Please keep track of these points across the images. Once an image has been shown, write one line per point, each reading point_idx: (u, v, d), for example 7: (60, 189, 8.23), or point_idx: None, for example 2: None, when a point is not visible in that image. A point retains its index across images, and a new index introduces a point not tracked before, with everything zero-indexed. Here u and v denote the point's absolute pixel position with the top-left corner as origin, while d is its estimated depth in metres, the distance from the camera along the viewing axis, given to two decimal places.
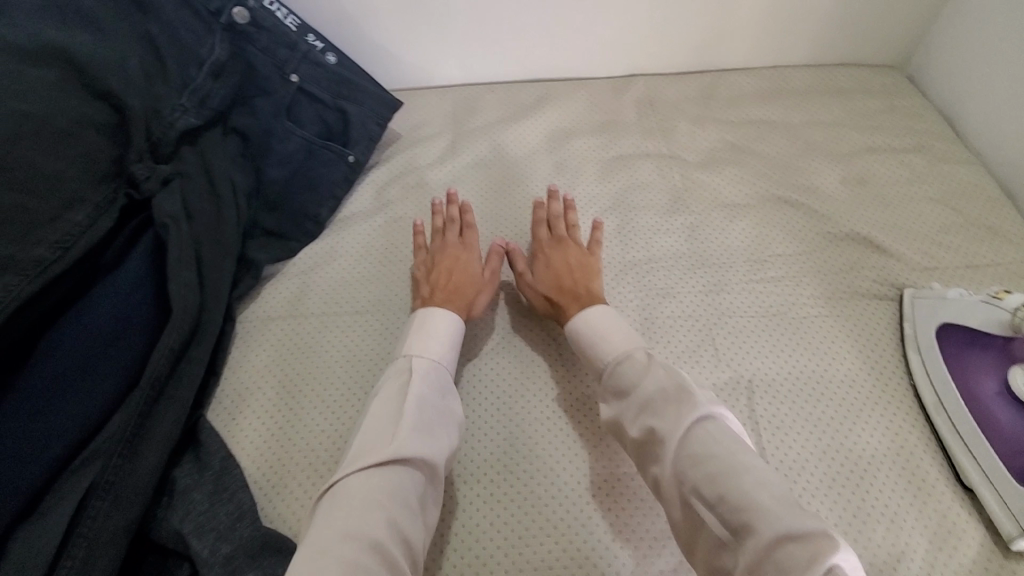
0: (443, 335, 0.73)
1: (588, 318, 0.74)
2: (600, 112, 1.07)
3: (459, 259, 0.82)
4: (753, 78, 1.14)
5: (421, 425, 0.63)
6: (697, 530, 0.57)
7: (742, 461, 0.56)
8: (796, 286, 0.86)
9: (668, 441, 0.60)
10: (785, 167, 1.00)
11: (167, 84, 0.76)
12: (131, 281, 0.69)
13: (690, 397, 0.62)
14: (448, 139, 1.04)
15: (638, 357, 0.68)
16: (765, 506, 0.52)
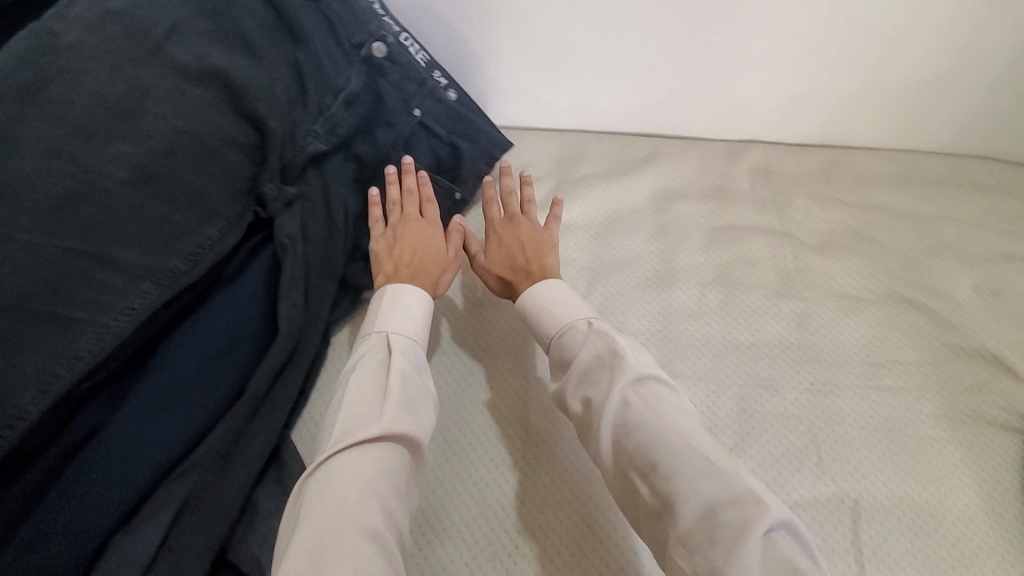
0: (417, 313, 0.75)
1: (532, 294, 0.77)
2: (712, 177, 1.04)
3: (419, 232, 0.83)
4: (881, 161, 1.07)
5: (406, 402, 0.65)
6: (633, 498, 0.61)
7: (672, 426, 0.60)
8: (914, 399, 0.80)
9: (600, 409, 0.64)
10: (911, 263, 0.93)
11: (305, 109, 0.78)
12: (246, 299, 0.72)
13: (620, 365, 0.65)
14: (553, 184, 1.04)
15: (579, 329, 0.72)
16: (691, 474, 0.56)
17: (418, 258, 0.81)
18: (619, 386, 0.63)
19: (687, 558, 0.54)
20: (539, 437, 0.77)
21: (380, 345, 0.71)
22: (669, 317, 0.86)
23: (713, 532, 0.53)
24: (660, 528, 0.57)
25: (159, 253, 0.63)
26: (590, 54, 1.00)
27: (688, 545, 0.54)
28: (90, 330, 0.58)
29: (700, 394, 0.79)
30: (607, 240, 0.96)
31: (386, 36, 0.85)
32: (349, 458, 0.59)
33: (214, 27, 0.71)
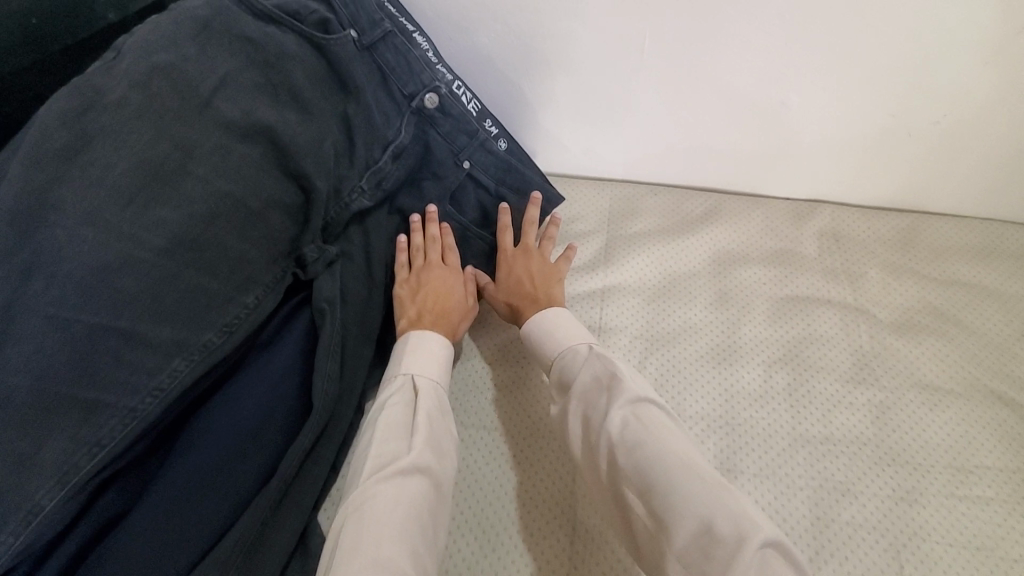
0: (443, 353, 0.73)
1: (537, 322, 0.77)
2: (775, 238, 0.97)
3: (445, 280, 0.78)
4: (962, 229, 0.98)
5: (431, 443, 0.64)
6: (630, 519, 0.61)
7: (667, 444, 0.60)
8: (1010, 515, 0.71)
9: (598, 428, 0.64)
10: (998, 349, 0.84)
11: (352, 164, 0.74)
12: (280, 369, 0.67)
13: (617, 383, 0.66)
14: (604, 240, 0.98)
15: (580, 350, 0.72)
16: (688, 493, 0.56)
17: (444, 307, 0.77)
18: (617, 405, 0.64)
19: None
20: (589, 537, 0.70)
21: (406, 386, 0.69)
22: (734, 404, 0.79)
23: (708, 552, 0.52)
24: (654, 546, 0.57)
25: (193, 326, 0.59)
26: (651, 104, 0.94)
27: (682, 563, 0.54)
28: (114, 413, 0.54)
29: (768, 496, 0.71)
30: (661, 306, 0.89)
31: (439, 87, 0.79)
32: (377, 493, 0.59)
33: (262, 78, 0.67)
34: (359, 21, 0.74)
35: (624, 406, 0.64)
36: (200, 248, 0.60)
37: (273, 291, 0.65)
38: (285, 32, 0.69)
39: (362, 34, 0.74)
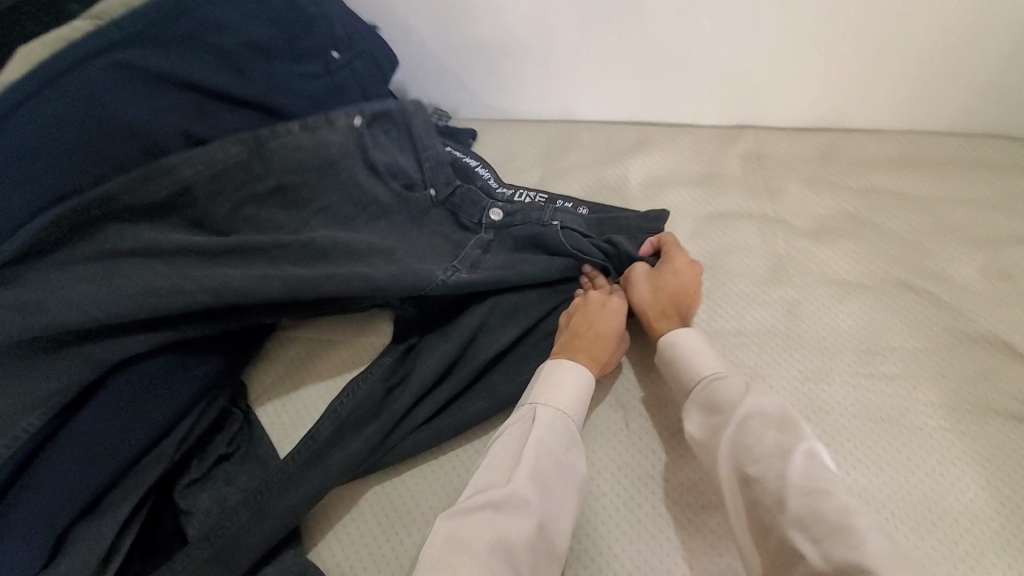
0: (575, 384, 0.71)
1: (688, 344, 0.72)
2: (702, 163, 1.01)
3: (600, 311, 0.77)
4: (882, 143, 1.01)
5: (539, 473, 0.62)
6: (789, 564, 0.53)
7: (847, 495, 0.54)
8: (914, 388, 0.73)
9: (769, 468, 0.58)
10: (913, 246, 0.87)
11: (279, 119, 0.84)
12: None
13: (796, 427, 0.60)
14: (539, 175, 1.03)
15: (733, 382, 0.67)
16: (874, 547, 0.50)
17: (591, 334, 0.75)
18: (796, 445, 0.58)
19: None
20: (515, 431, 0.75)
21: (528, 416, 0.68)
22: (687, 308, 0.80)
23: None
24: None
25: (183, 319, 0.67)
26: (574, 42, 0.99)
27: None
28: (87, 351, 0.62)
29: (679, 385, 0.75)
30: None
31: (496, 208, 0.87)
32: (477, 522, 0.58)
33: (351, 212, 0.80)
34: (442, 175, 0.86)
35: (799, 449, 0.58)
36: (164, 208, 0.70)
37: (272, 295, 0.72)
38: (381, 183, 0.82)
39: (440, 192, 0.86)
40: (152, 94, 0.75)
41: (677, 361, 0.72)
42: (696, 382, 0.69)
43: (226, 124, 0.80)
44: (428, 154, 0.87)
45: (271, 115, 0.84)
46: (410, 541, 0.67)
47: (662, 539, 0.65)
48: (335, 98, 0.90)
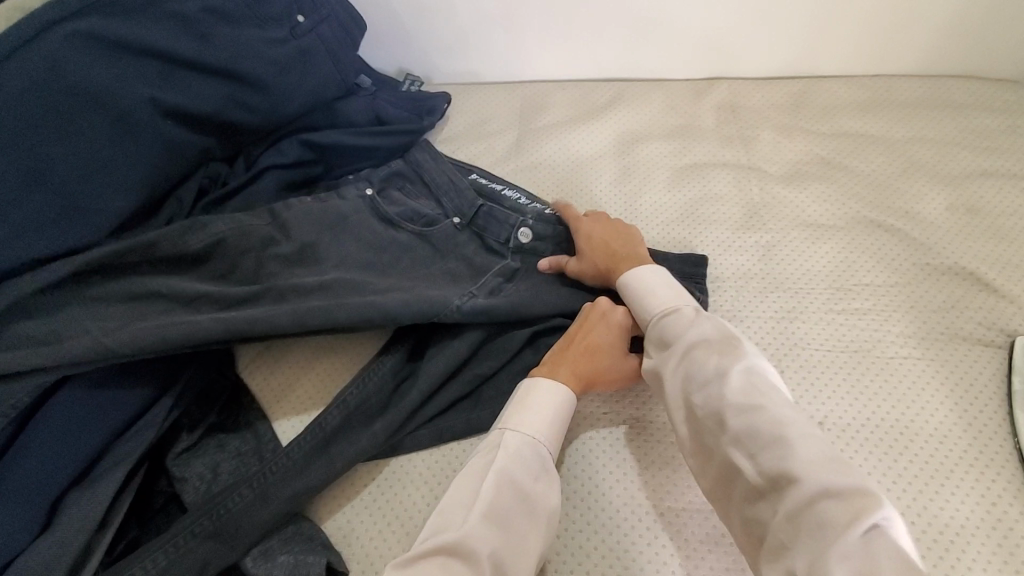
0: (549, 410, 0.64)
1: (639, 277, 0.70)
2: (675, 116, 1.01)
3: (607, 337, 0.69)
4: (851, 88, 1.03)
5: (496, 512, 0.55)
6: (734, 480, 0.54)
7: (780, 409, 0.53)
8: (885, 320, 0.76)
9: (708, 392, 0.57)
10: (882, 187, 0.89)
11: (247, 85, 0.83)
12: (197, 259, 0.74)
13: (735, 347, 0.59)
14: (514, 135, 1.02)
15: (682, 313, 0.65)
16: (808, 459, 0.49)
17: (593, 359, 0.68)
18: (731, 365, 0.57)
19: (786, 553, 0.47)
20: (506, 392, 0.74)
21: (494, 443, 0.61)
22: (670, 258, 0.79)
23: (820, 518, 0.46)
24: (765, 511, 0.50)
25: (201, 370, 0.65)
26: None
27: (793, 524, 0.47)
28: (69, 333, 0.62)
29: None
30: (571, 186, 0.95)
31: (527, 219, 0.82)
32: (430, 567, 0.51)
33: (373, 257, 0.79)
34: (461, 206, 0.83)
35: (736, 370, 0.57)
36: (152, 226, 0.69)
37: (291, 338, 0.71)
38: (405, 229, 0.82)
39: (463, 219, 0.82)
40: (113, 61, 0.74)
41: (631, 301, 0.70)
42: (647, 317, 0.68)
43: (194, 93, 0.79)
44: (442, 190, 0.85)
45: (239, 83, 0.83)
46: (403, 495, 0.68)
47: (649, 476, 0.66)
48: (304, 63, 0.88)
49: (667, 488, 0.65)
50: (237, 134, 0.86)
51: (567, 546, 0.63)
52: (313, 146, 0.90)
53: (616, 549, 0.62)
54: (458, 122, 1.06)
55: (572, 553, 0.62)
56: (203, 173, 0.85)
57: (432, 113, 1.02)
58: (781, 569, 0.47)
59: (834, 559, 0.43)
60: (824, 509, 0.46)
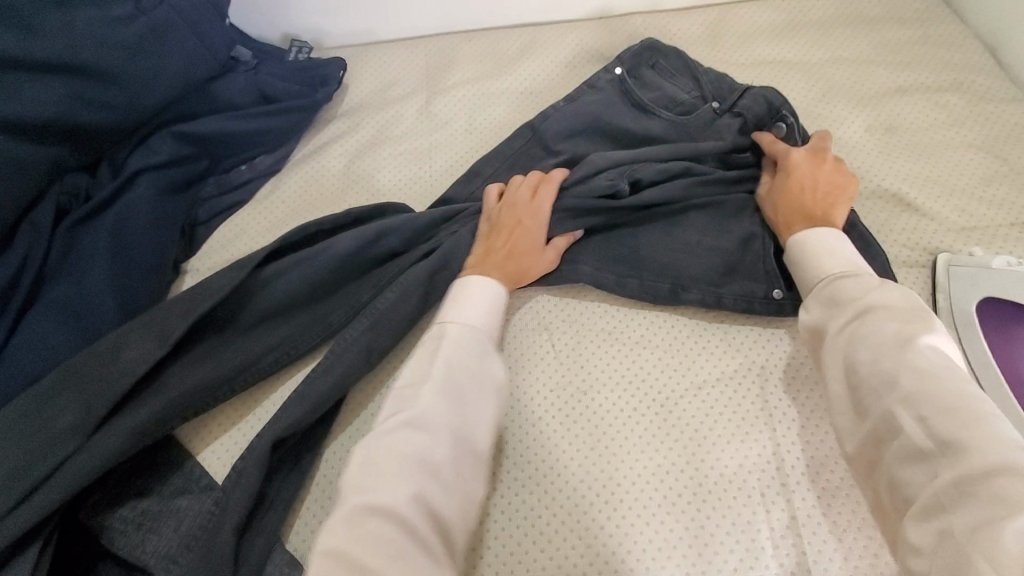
0: (484, 301, 0.64)
1: (815, 236, 0.65)
2: (592, 58, 0.95)
3: (526, 222, 0.71)
4: (767, 11, 0.99)
5: (445, 385, 0.55)
6: (884, 440, 0.51)
7: (974, 392, 0.48)
8: None
9: (886, 352, 0.53)
10: (804, 114, 0.87)
11: (96, 81, 0.72)
12: (90, 298, 0.68)
13: (926, 320, 0.54)
14: (423, 97, 0.93)
15: (865, 278, 0.59)
16: (1000, 439, 0.45)
17: (516, 249, 0.70)
18: (920, 339, 0.52)
19: (940, 516, 0.44)
20: None
21: (435, 333, 0.60)
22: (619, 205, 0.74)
23: (995, 492, 0.42)
24: (922, 477, 0.47)
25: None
26: None
27: (959, 492, 0.44)
28: None
29: (613, 321, 0.72)
30: (484, 142, 0.88)
31: (785, 115, 0.78)
32: (395, 443, 0.51)
33: (278, 259, 0.71)
34: (776, 101, 0.79)
35: (923, 342, 0.52)
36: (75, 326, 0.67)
37: (232, 370, 0.67)
38: (664, 113, 0.82)
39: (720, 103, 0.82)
40: None
41: (796, 260, 0.65)
42: (816, 277, 0.62)
43: (27, 97, 0.67)
44: (704, 71, 0.84)
45: (81, 74, 0.71)
46: None
47: (602, 448, 0.64)
48: (157, 40, 0.76)
49: (621, 457, 0.64)
50: (92, 138, 0.74)
51: (518, 520, 0.62)
52: (190, 138, 0.81)
53: (577, 528, 0.61)
54: (359, 90, 0.95)
55: (525, 525, 0.61)
56: (60, 189, 0.73)
57: (326, 83, 0.91)
58: (932, 529, 0.44)
59: (1005, 529, 0.40)
60: (1000, 486, 0.42)
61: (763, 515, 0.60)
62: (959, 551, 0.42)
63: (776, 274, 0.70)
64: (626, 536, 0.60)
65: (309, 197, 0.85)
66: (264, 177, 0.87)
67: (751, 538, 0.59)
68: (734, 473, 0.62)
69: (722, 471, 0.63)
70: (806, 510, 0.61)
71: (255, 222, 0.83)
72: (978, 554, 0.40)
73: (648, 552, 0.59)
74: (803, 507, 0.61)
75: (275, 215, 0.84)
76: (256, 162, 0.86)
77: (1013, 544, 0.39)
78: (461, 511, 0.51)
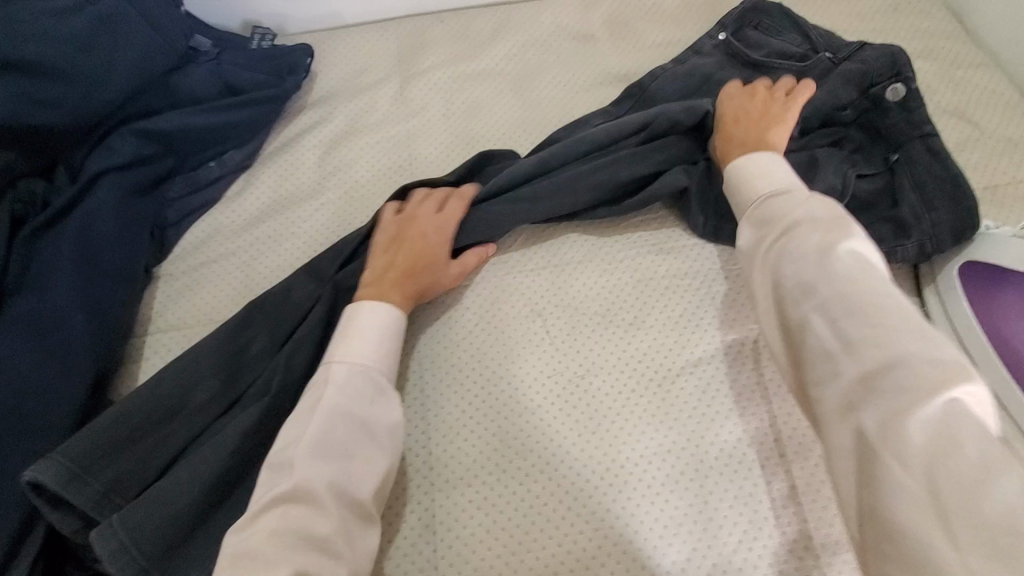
0: (378, 334, 0.62)
1: (748, 159, 0.66)
2: (568, 36, 0.93)
3: (437, 230, 0.69)
4: None
5: (324, 443, 0.54)
6: (803, 346, 0.52)
7: (884, 293, 0.50)
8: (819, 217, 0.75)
9: (811, 259, 0.53)
10: None
11: (50, 82, 0.68)
12: (58, 311, 0.64)
13: (846, 227, 0.55)
14: (397, 82, 0.90)
15: (794, 195, 0.60)
16: (903, 336, 0.46)
17: (416, 265, 0.67)
18: (841, 246, 0.53)
19: (855, 413, 0.45)
20: (438, 382, 0.68)
21: (322, 377, 0.59)
22: (692, 180, 0.74)
23: (900, 384, 0.44)
24: (828, 373, 0.48)
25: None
26: None
27: (866, 388, 0.45)
28: None
29: (606, 304, 0.72)
30: (465, 127, 0.85)
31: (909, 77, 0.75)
32: (272, 522, 0.49)
33: None
34: (898, 62, 0.75)
35: (844, 248, 0.53)
36: (42, 342, 0.63)
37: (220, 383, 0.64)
38: (781, 64, 0.81)
39: (836, 54, 0.80)
40: None
41: (733, 185, 0.66)
42: (750, 199, 0.63)
43: None
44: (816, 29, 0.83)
45: (31, 74, 0.67)
46: None
47: (602, 432, 0.64)
48: (111, 32, 0.72)
49: (621, 439, 0.64)
50: (44, 140, 0.70)
51: (524, 511, 0.61)
52: (152, 137, 0.76)
53: (582, 512, 0.61)
54: (330, 77, 0.91)
55: (530, 515, 0.61)
56: (14, 196, 0.69)
57: (294, 71, 0.86)
58: (845, 422, 0.46)
59: (911, 425, 0.42)
60: (902, 375, 0.44)
61: (765, 487, 0.61)
62: (863, 440, 0.44)
63: None
64: (632, 514, 0.61)
65: (284, 191, 0.81)
66: (233, 174, 0.82)
67: (753, 510, 0.60)
68: (734, 448, 0.63)
69: (721, 446, 0.63)
70: (809, 482, 0.62)
71: (228, 222, 0.79)
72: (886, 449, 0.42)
73: (655, 531, 0.60)
74: (805, 478, 0.62)
75: (248, 215, 0.80)
76: (224, 158, 0.82)
77: (916, 438, 0.41)
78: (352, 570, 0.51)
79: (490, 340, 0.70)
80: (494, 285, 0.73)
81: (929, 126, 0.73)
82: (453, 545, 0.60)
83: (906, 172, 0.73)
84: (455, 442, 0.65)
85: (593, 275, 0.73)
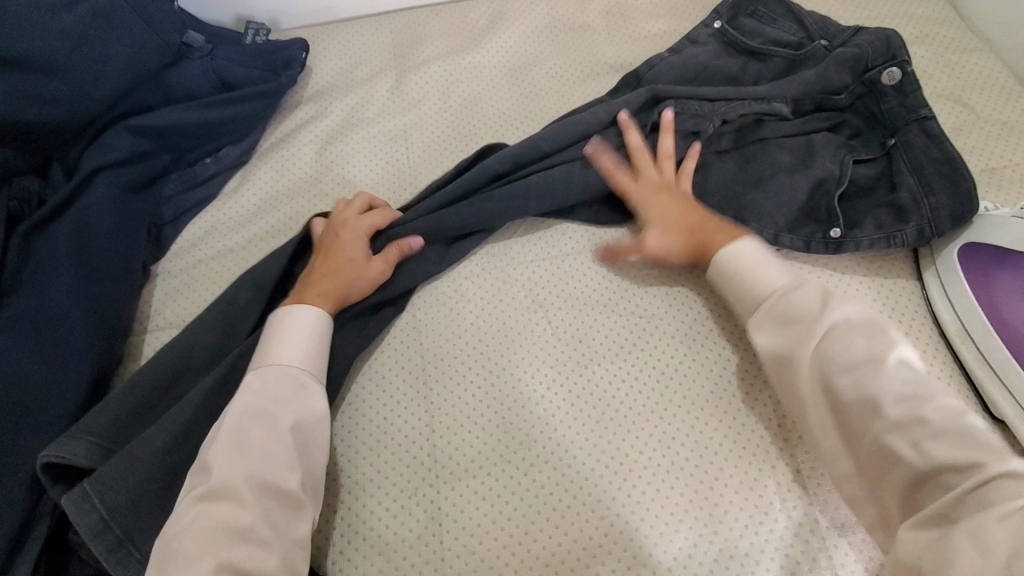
0: (297, 330, 0.62)
1: (740, 252, 0.64)
2: (563, 27, 0.92)
3: (339, 233, 0.69)
4: None
5: (240, 441, 0.54)
6: (885, 464, 0.51)
7: (947, 401, 0.50)
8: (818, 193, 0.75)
9: (865, 366, 0.53)
10: None
11: (44, 79, 0.68)
12: (56, 309, 0.64)
13: (885, 331, 0.55)
14: (392, 76, 0.89)
15: (809, 287, 0.59)
16: (977, 441, 0.47)
17: (332, 264, 0.67)
18: (888, 353, 0.53)
19: (948, 525, 0.46)
20: (442, 375, 0.68)
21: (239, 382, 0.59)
22: None
23: (990, 498, 0.44)
24: (928, 498, 0.49)
25: (119, 481, 0.55)
26: None
27: (956, 504, 0.46)
28: None
29: (609, 294, 0.71)
30: (462, 121, 0.85)
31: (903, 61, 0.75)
32: (197, 516, 0.49)
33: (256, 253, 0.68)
34: (892, 45, 0.76)
35: (892, 358, 0.53)
36: (41, 340, 0.62)
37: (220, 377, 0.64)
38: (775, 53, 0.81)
39: (832, 41, 0.80)
40: None
41: (734, 279, 0.63)
42: (762, 294, 0.61)
43: None
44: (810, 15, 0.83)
45: (24, 70, 0.66)
46: (373, 503, 0.62)
47: (607, 423, 0.64)
48: (103, 28, 0.71)
49: (626, 428, 0.64)
50: (39, 137, 0.70)
51: (530, 502, 0.61)
52: (146, 133, 0.76)
53: (588, 502, 0.61)
54: (325, 72, 0.90)
55: (536, 506, 0.61)
56: (10, 194, 0.68)
57: (289, 66, 0.85)
58: (930, 536, 0.46)
59: (999, 528, 0.42)
60: (994, 492, 0.45)
61: (770, 472, 0.61)
62: (949, 543, 0.44)
63: (837, 214, 0.71)
64: (639, 502, 0.60)
65: (282, 187, 0.81)
66: (230, 170, 0.82)
67: (758, 495, 0.61)
68: (739, 434, 0.63)
69: (726, 432, 0.63)
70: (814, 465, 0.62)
71: (225, 219, 0.79)
72: (972, 549, 0.43)
73: (663, 520, 0.60)
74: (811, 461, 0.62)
75: (245, 211, 0.79)
76: (220, 154, 0.81)
77: (1000, 536, 0.42)
78: (283, 553, 0.50)
79: (494, 331, 0.70)
80: (496, 275, 0.73)
81: (925, 109, 0.73)
82: (458, 538, 0.60)
83: (903, 156, 0.72)
84: (460, 434, 0.65)
85: (594, 264, 0.73)
